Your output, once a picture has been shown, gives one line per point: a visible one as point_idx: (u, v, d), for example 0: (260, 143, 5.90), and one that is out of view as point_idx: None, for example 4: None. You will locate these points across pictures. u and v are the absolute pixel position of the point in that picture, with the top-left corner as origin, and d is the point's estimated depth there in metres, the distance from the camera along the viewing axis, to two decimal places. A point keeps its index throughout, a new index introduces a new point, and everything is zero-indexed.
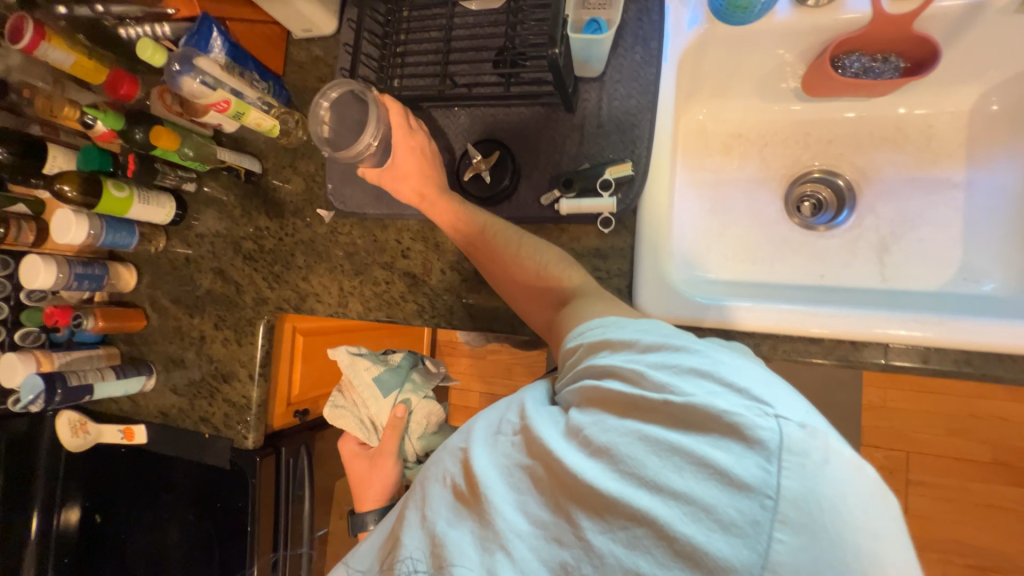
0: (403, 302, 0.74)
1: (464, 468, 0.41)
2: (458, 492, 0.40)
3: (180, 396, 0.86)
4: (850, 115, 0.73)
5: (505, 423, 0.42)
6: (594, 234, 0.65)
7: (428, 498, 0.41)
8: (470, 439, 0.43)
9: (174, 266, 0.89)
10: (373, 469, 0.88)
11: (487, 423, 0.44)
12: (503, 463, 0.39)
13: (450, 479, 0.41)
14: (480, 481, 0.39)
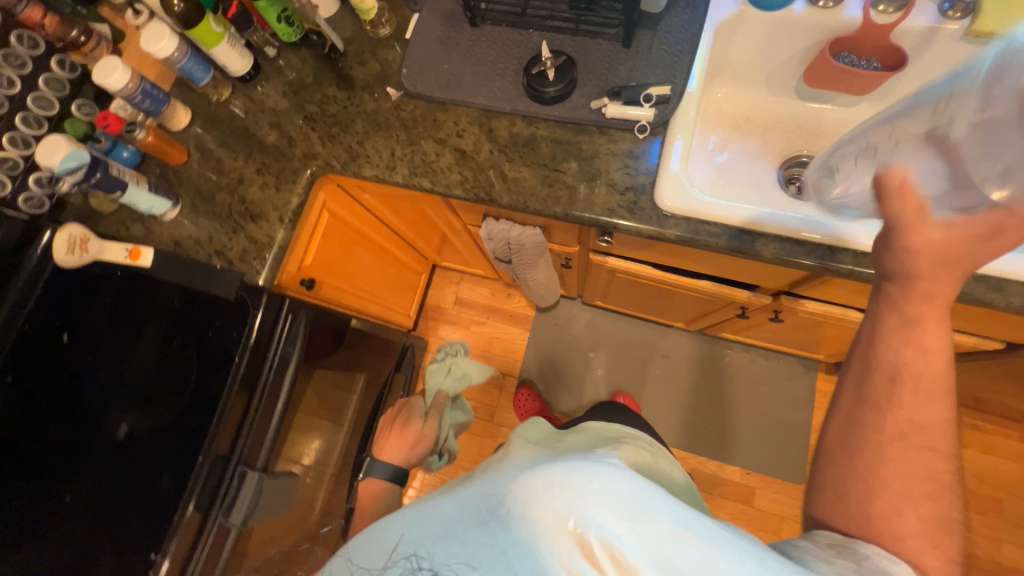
0: (449, 171, 0.82)
1: (601, 540, 0.43)
2: (587, 549, 0.43)
3: (199, 230, 0.88)
4: (834, 118, 0.92)
5: (653, 507, 0.44)
6: (629, 139, 0.77)
7: (546, 536, 0.45)
8: (587, 520, 0.44)
9: (230, 116, 0.95)
10: (399, 433, 1.03)
11: (628, 496, 0.44)
12: (650, 557, 0.42)
13: (577, 532, 0.44)
14: (621, 560, 0.43)
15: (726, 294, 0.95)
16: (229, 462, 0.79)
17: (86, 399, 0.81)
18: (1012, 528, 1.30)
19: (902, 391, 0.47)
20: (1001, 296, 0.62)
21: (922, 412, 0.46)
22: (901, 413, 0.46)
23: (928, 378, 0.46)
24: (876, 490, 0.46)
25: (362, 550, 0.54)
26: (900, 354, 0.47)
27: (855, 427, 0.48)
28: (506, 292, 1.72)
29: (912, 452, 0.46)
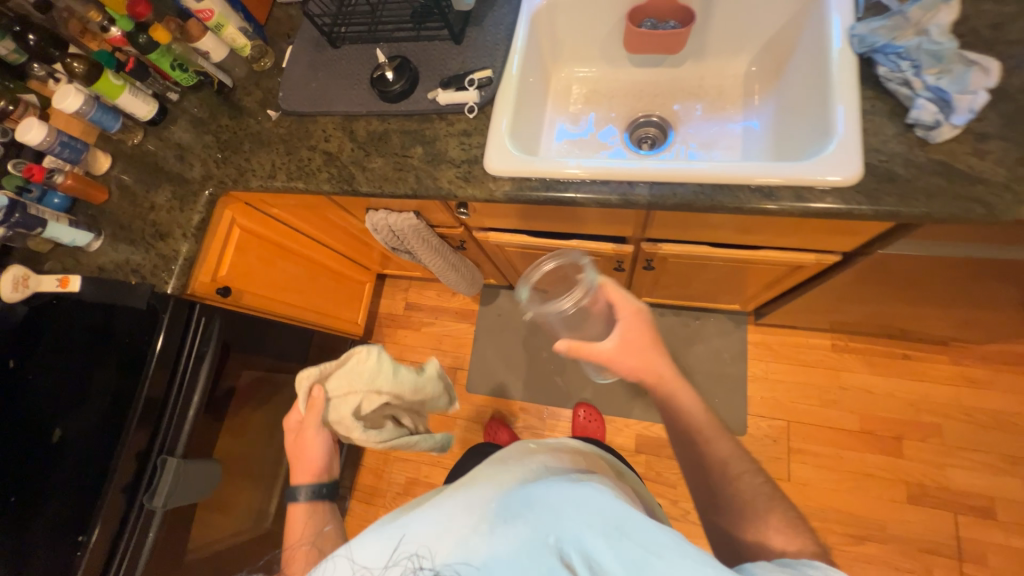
0: (318, 172, 0.93)
1: (586, 560, 0.44)
2: (571, 567, 0.44)
3: (119, 254, 1.01)
4: (667, 78, 1.01)
5: (636, 526, 0.44)
6: (463, 119, 0.88)
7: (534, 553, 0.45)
8: (573, 538, 0.45)
9: (145, 156, 1.09)
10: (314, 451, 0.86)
11: (613, 515, 0.46)
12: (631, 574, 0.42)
13: (563, 550, 0.44)
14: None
15: (596, 252, 1.03)
16: (150, 454, 0.90)
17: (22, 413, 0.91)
18: (955, 452, 1.30)
19: (707, 438, 0.68)
20: (773, 202, 0.69)
21: (723, 448, 0.67)
22: (711, 457, 0.67)
23: (713, 426, 0.69)
24: (738, 514, 0.62)
25: (357, 552, 0.51)
26: (686, 418, 0.70)
27: (699, 482, 0.68)
28: (449, 291, 1.81)
29: (734, 476, 0.65)
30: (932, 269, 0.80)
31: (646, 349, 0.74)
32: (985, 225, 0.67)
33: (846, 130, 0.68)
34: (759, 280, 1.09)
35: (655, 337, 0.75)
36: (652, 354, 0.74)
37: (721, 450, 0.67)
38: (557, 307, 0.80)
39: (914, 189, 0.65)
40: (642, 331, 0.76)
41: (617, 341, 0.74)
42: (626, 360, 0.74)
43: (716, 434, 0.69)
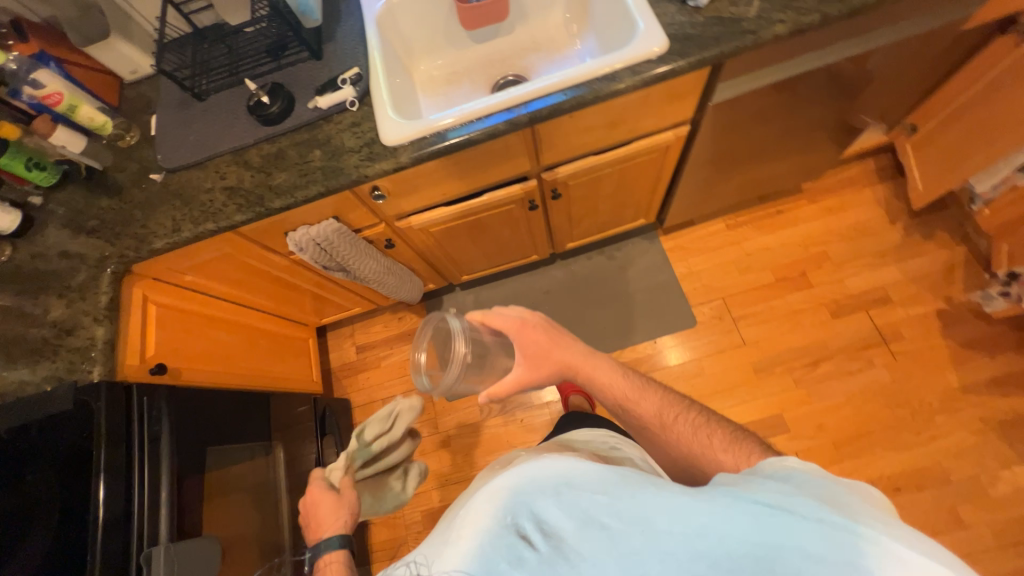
0: (224, 206, 0.94)
1: (536, 521, 0.43)
2: (524, 534, 0.43)
3: (19, 370, 0.90)
4: (507, 43, 1.18)
5: (576, 474, 0.44)
6: (348, 114, 0.96)
7: (487, 534, 0.44)
8: (519, 504, 0.45)
9: (20, 268, 1.00)
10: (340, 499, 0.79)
11: (555, 469, 0.46)
12: (578, 520, 0.41)
13: (514, 520, 0.44)
14: (553, 531, 0.42)
15: (508, 198, 1.14)
16: (127, 556, 0.79)
17: None
18: (845, 265, 1.58)
19: (634, 402, 0.66)
20: (619, 82, 0.87)
21: (650, 406, 0.65)
22: (643, 418, 0.65)
23: (634, 388, 0.67)
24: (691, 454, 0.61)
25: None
26: (608, 394, 0.68)
27: (648, 440, 0.67)
28: (395, 319, 1.81)
29: (671, 424, 0.63)
30: (751, 106, 1.02)
31: (551, 352, 0.70)
32: (762, 51, 0.90)
33: (644, 18, 0.89)
34: (646, 179, 1.27)
35: (556, 336, 0.71)
36: (560, 352, 0.70)
37: (653, 405, 0.65)
38: (460, 359, 0.69)
39: (706, 39, 0.86)
40: (537, 337, 0.70)
41: (523, 363, 0.69)
42: (543, 372, 0.69)
43: (639, 394, 0.67)
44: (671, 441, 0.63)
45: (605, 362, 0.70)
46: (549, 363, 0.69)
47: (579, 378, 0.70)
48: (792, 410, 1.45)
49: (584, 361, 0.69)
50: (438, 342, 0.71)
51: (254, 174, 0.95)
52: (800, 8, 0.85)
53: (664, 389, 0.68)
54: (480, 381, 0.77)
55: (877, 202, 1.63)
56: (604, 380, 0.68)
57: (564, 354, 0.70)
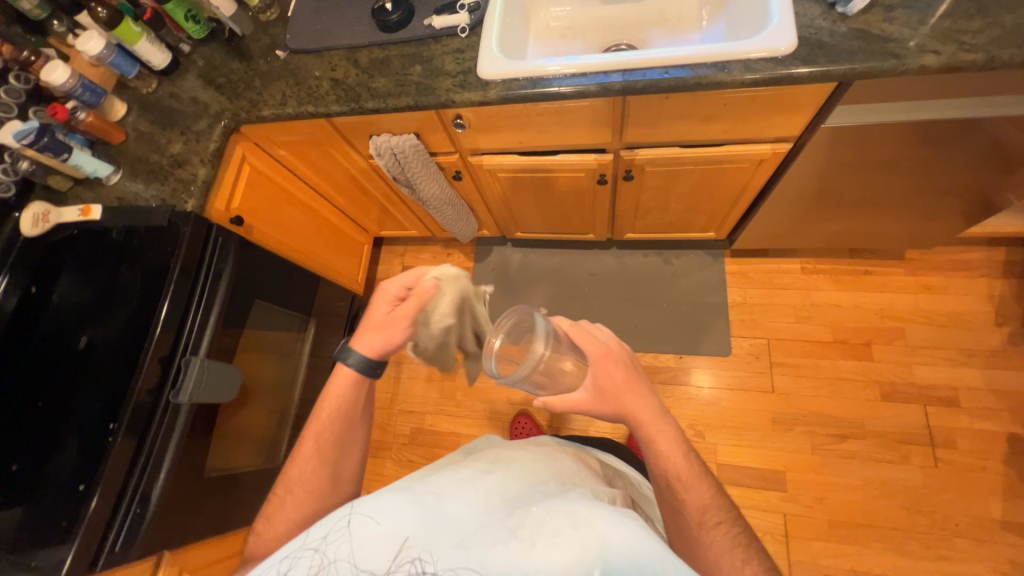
0: (327, 95, 1.03)
1: None
2: None
3: (137, 183, 1.09)
4: (633, 10, 1.14)
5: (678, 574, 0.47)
6: (456, 39, 1.00)
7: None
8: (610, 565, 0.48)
9: (158, 101, 1.18)
10: (395, 329, 0.71)
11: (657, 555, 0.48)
12: None
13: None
14: None
15: (581, 166, 1.14)
16: (174, 355, 0.95)
17: (53, 327, 0.97)
18: (918, 350, 1.42)
19: (681, 486, 0.65)
20: (727, 73, 0.82)
21: (699, 499, 0.64)
22: (687, 506, 0.64)
23: (691, 475, 0.65)
24: (715, 563, 0.61)
25: (363, 538, 0.52)
26: (663, 467, 0.65)
27: (673, 526, 0.66)
28: (444, 253, 1.89)
29: (709, 528, 0.63)
30: (871, 141, 0.93)
31: (624, 396, 0.66)
32: (901, 80, 0.81)
33: (779, 14, 0.83)
34: (727, 189, 1.21)
35: (633, 379, 0.68)
36: (633, 401, 0.66)
37: (702, 501, 0.64)
38: (535, 359, 0.70)
39: (839, 51, 0.79)
40: (616, 371, 0.67)
41: (591, 389, 0.67)
42: (605, 408, 0.67)
43: (693, 481, 0.65)
44: (702, 542, 0.63)
45: (673, 430, 0.67)
46: (616, 405, 0.66)
47: (635, 429, 0.67)
48: (796, 471, 1.37)
49: (652, 420, 0.67)
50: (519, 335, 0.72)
51: (359, 73, 1.03)
52: (966, 44, 0.75)
53: (717, 487, 0.67)
54: (541, 390, 0.77)
55: (988, 297, 1.43)
56: (663, 448, 0.66)
57: (635, 404, 0.66)
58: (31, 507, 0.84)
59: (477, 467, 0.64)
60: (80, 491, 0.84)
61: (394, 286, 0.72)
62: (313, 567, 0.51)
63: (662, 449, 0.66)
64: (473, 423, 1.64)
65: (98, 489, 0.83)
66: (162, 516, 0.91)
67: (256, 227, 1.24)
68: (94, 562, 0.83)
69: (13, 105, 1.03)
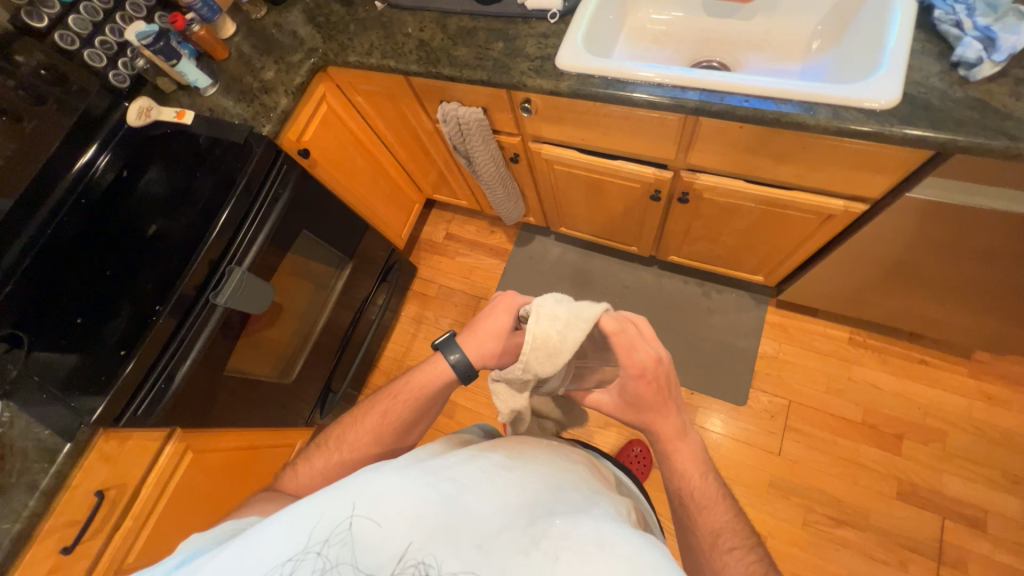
0: (410, 53, 1.07)
1: None
2: None
3: (227, 99, 1.19)
4: (735, 28, 1.07)
5: None
6: (544, 23, 0.99)
7: None
8: None
9: (261, 28, 1.27)
10: (503, 350, 0.70)
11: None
12: None
13: None
14: None
15: (638, 177, 1.11)
16: (222, 261, 1.05)
17: (127, 212, 1.09)
18: (954, 459, 1.29)
19: (697, 505, 0.65)
20: (811, 114, 0.77)
21: (712, 520, 0.64)
22: (698, 526, 0.64)
23: (706, 495, 0.66)
24: None
25: (365, 541, 0.49)
26: (678, 482, 0.67)
27: (685, 545, 0.66)
28: (489, 230, 1.92)
29: (722, 552, 0.62)
30: (968, 220, 0.83)
31: (650, 409, 0.66)
32: (1014, 163, 0.72)
33: (890, 63, 0.76)
34: (787, 236, 1.13)
35: (665, 397, 0.66)
36: (658, 414, 0.66)
37: (715, 524, 0.64)
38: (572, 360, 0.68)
39: (946, 118, 0.71)
40: (647, 386, 0.64)
41: (616, 396, 0.67)
42: (631, 416, 0.67)
43: (708, 504, 0.65)
44: (712, 564, 0.62)
45: (693, 450, 0.68)
46: (640, 416, 0.67)
47: (656, 443, 0.68)
48: (779, 541, 1.30)
49: (673, 437, 0.67)
50: (534, 343, 0.56)
51: (443, 39, 1.05)
52: None
53: (736, 517, 0.66)
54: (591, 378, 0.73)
55: None
56: (679, 466, 0.67)
57: (662, 419, 0.66)
58: (85, 355, 0.95)
59: (497, 462, 0.61)
60: (120, 355, 0.95)
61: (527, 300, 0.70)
62: (315, 571, 0.48)
63: (679, 466, 0.67)
64: (472, 398, 1.68)
65: (136, 355, 0.94)
66: (181, 397, 1.02)
67: (320, 164, 1.31)
68: (118, 419, 0.94)
69: (145, 10, 1.23)
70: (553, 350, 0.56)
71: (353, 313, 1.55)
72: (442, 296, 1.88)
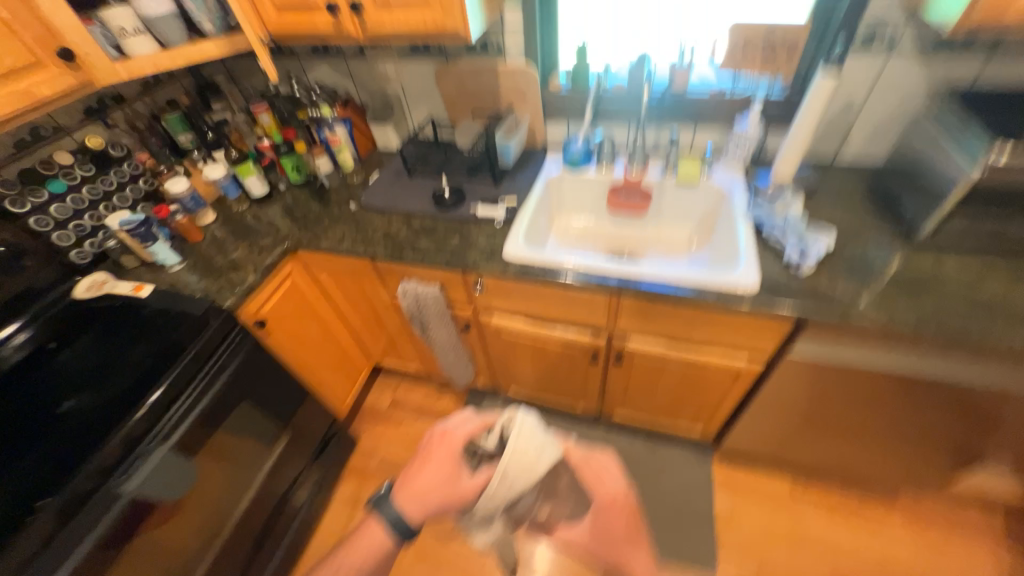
0: (379, 243, 1.26)
1: None
2: None
3: (192, 275, 1.25)
4: (635, 232, 1.42)
5: None
6: (492, 225, 1.25)
7: None
8: None
9: (240, 219, 1.44)
10: (444, 499, 0.67)
11: None
12: None
13: None
14: None
15: (576, 342, 1.26)
16: (144, 437, 0.96)
17: (58, 384, 1.00)
18: None
19: None
20: (702, 295, 1.00)
21: None
22: None
23: None
24: None
25: None
26: None
27: None
28: (436, 394, 1.92)
29: None
30: (841, 373, 1.03)
31: (624, 546, 0.62)
32: (852, 331, 0.95)
33: (746, 261, 1.04)
34: (710, 391, 1.28)
35: (637, 533, 0.63)
36: (632, 553, 0.62)
37: None
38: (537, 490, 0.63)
39: (794, 298, 0.97)
40: (618, 522, 0.62)
41: (587, 531, 0.67)
42: (604, 555, 0.63)
43: None
44: None
45: None
46: (614, 558, 0.63)
47: None
48: None
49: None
50: (515, 453, 0.60)
51: (408, 234, 1.27)
52: (898, 315, 0.91)
53: None
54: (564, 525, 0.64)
55: (995, 569, 1.32)
56: None
57: (636, 559, 0.62)
58: None
59: None
60: None
61: (457, 439, 0.68)
62: None
63: None
64: None
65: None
66: None
67: (273, 334, 1.34)
68: None
69: (131, 200, 1.34)
70: (528, 465, 0.60)
71: (279, 496, 1.36)
72: (383, 470, 1.72)
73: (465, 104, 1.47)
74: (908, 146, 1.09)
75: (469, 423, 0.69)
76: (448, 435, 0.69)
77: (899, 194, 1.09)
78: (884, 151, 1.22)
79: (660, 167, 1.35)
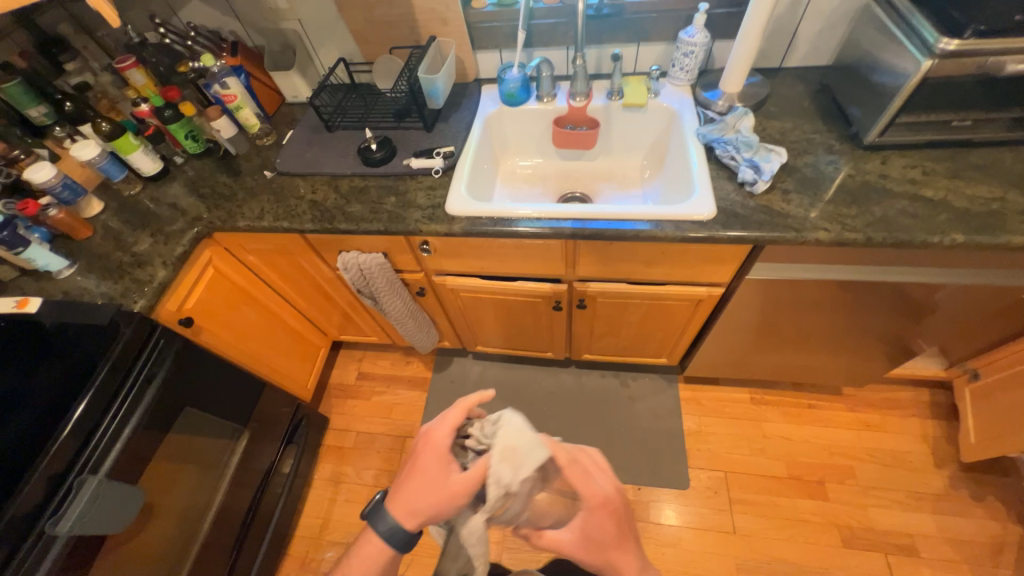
0: (305, 213, 1.11)
1: None
2: None
3: (88, 279, 1.08)
4: (586, 167, 1.33)
5: None
6: (430, 178, 1.13)
7: None
8: None
9: (135, 204, 1.23)
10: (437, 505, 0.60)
11: None
12: None
13: None
14: None
15: (537, 292, 1.22)
16: (68, 472, 0.86)
17: None
18: (869, 492, 1.42)
19: None
20: (659, 228, 0.96)
21: None
22: None
23: None
24: None
25: None
26: None
27: None
28: (404, 361, 1.86)
29: None
30: (795, 289, 1.05)
31: (612, 549, 0.62)
32: (804, 247, 0.95)
33: (701, 187, 1.00)
34: (673, 321, 1.29)
35: (624, 531, 0.63)
36: (619, 554, 0.63)
37: None
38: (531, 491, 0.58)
39: (749, 221, 0.94)
40: (606, 525, 0.61)
41: (575, 534, 0.62)
42: (590, 557, 0.63)
43: None
44: None
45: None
46: (599, 559, 0.63)
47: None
48: None
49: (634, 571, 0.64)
50: (503, 453, 0.54)
51: (336, 199, 1.12)
52: (848, 224, 0.91)
53: None
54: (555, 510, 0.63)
55: (923, 437, 1.49)
56: None
57: (621, 554, 0.63)
58: None
59: None
60: None
61: (441, 438, 0.62)
62: None
63: None
64: (411, 561, 1.44)
65: None
66: None
67: (205, 329, 1.20)
68: None
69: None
70: (519, 462, 0.53)
71: (253, 493, 1.30)
72: (360, 444, 1.69)
73: (380, 36, 1.27)
74: (853, 43, 1.04)
75: (452, 419, 0.62)
76: (433, 435, 0.62)
77: (847, 96, 1.06)
78: (830, 51, 1.16)
79: (605, 92, 1.24)
